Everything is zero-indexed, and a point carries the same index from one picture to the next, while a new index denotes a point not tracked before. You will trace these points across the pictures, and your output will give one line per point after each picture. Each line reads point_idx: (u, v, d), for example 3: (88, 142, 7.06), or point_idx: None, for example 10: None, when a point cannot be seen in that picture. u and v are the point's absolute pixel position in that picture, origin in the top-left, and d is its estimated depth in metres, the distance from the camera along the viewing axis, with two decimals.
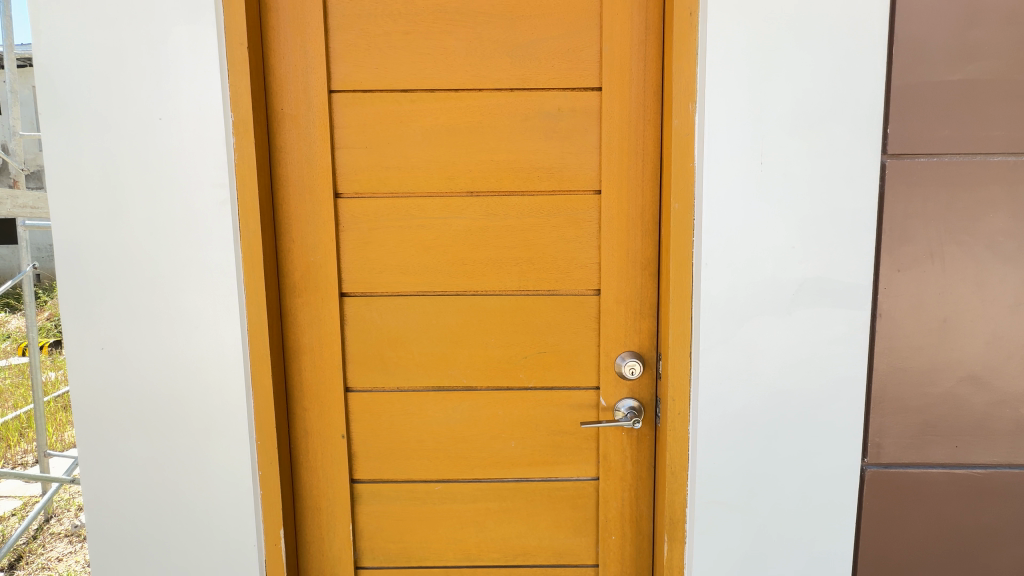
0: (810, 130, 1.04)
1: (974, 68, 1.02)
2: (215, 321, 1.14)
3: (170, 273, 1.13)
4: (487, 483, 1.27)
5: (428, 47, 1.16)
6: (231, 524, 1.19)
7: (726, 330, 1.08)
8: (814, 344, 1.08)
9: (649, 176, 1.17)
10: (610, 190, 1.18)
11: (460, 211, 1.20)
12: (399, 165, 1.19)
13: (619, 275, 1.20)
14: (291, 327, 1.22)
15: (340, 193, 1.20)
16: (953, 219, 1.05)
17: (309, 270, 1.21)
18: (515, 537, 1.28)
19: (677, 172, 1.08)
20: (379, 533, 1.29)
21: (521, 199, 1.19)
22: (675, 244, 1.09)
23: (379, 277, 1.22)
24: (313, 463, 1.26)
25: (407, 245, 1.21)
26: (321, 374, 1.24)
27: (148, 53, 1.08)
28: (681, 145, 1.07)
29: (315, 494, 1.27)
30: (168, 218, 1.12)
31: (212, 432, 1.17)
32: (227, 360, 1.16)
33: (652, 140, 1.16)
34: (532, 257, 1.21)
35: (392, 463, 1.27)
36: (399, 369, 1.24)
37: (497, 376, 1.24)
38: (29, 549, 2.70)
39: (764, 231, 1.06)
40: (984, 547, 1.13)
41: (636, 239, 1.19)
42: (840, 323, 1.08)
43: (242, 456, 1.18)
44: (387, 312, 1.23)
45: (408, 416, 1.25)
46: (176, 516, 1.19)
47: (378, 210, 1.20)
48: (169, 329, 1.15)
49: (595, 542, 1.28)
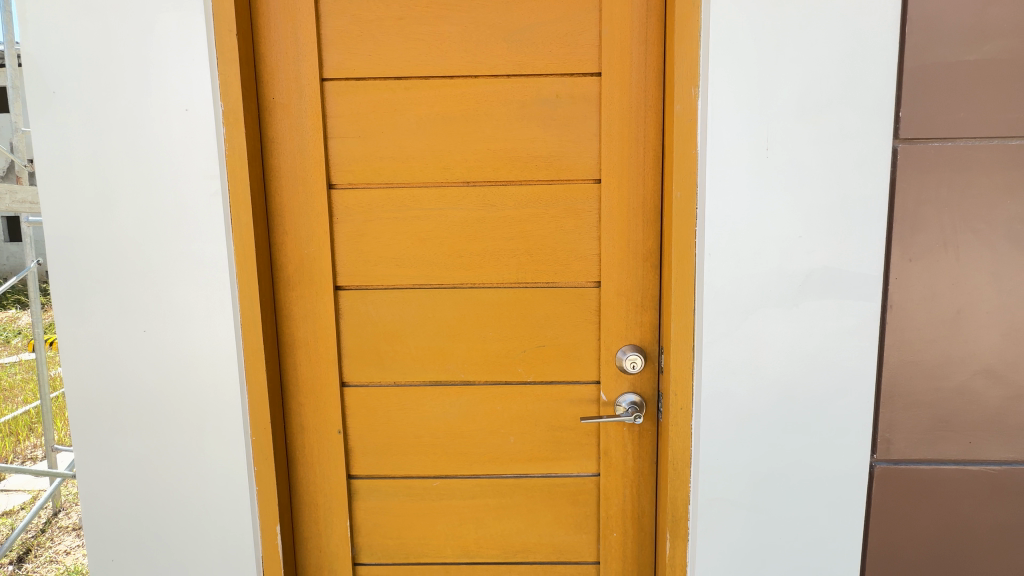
0: (817, 115, 1.00)
1: (992, 47, 0.98)
2: (208, 315, 1.13)
3: (163, 267, 1.11)
4: (486, 479, 1.24)
5: (422, 33, 1.13)
6: (227, 520, 1.18)
7: (730, 323, 1.05)
8: (821, 337, 1.05)
9: (650, 165, 1.13)
10: (610, 179, 1.14)
11: (456, 201, 1.17)
12: (394, 155, 1.16)
13: (619, 266, 1.17)
14: (286, 321, 1.20)
15: (334, 184, 1.18)
16: (969, 206, 1.01)
17: (303, 262, 1.18)
18: (515, 534, 1.26)
19: (679, 158, 1.04)
20: (377, 530, 1.27)
21: (518, 189, 1.16)
22: (677, 234, 1.06)
23: (374, 270, 1.20)
24: (310, 458, 1.24)
25: (403, 237, 1.19)
26: (317, 369, 1.22)
27: (136, 43, 1.05)
28: (683, 131, 1.04)
29: (312, 490, 1.25)
30: (159, 211, 1.10)
31: (207, 428, 1.16)
32: (221, 355, 1.14)
33: (654, 127, 1.12)
34: (530, 248, 1.18)
35: (390, 459, 1.25)
36: (396, 363, 1.22)
37: (495, 371, 1.21)
38: (38, 542, 2.73)
39: (770, 221, 1.02)
40: (999, 546, 1.09)
41: (636, 229, 1.16)
42: (848, 316, 1.04)
43: (236, 453, 1.16)
44: (382, 306, 1.21)
45: (406, 411, 1.23)
46: (172, 512, 1.18)
47: (372, 201, 1.17)
48: (164, 324, 1.13)
49: (597, 539, 1.26)
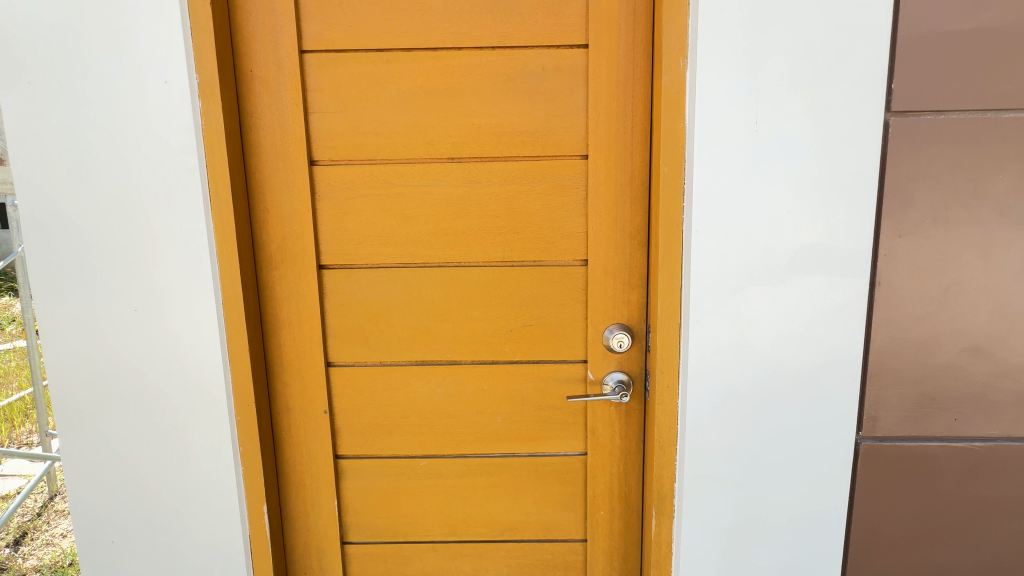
0: (808, 87, 0.97)
1: (987, 16, 0.95)
2: (189, 295, 1.11)
3: (141, 245, 1.09)
4: (473, 458, 1.24)
5: (403, 3, 1.09)
6: (213, 500, 1.18)
7: (717, 300, 1.04)
8: (808, 315, 1.04)
9: (638, 140, 1.11)
10: (597, 155, 1.12)
11: (441, 178, 1.15)
12: (376, 130, 1.14)
13: (606, 244, 1.15)
14: (269, 301, 1.19)
15: (315, 160, 1.15)
16: (960, 181, 0.99)
17: (285, 241, 1.16)
18: (502, 513, 1.27)
19: (667, 133, 1.02)
20: (365, 509, 1.27)
21: (504, 165, 1.14)
22: (665, 211, 1.04)
23: (358, 249, 1.18)
24: (296, 439, 1.24)
25: (387, 214, 1.16)
26: (301, 349, 1.21)
27: (107, 12, 1.01)
28: (671, 105, 1.01)
29: (299, 470, 1.25)
30: (136, 189, 1.07)
31: (190, 408, 1.15)
32: (203, 335, 1.12)
33: (642, 101, 1.10)
34: (516, 226, 1.16)
35: (376, 438, 1.24)
36: (381, 343, 1.21)
37: (481, 350, 1.20)
38: (35, 526, 2.74)
39: (759, 196, 1.00)
40: (980, 521, 1.10)
41: (623, 206, 1.14)
42: (836, 293, 1.03)
43: (221, 433, 1.16)
44: (367, 286, 1.19)
45: (392, 391, 1.22)
46: (158, 493, 1.18)
47: (355, 178, 1.15)
48: (144, 304, 1.11)
49: (584, 517, 1.26)
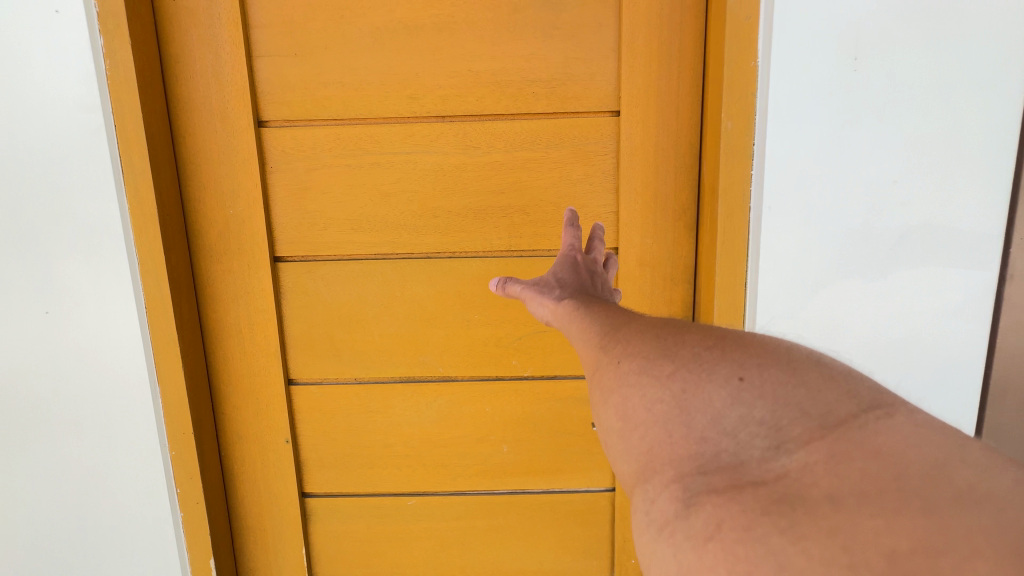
0: (930, 7, 0.71)
1: None
2: (102, 297, 0.86)
3: (36, 233, 0.83)
4: (474, 497, 1.00)
5: None
6: (147, 552, 0.94)
7: (790, 299, 0.80)
8: (914, 319, 0.79)
9: (686, 91, 0.84)
10: (633, 110, 0.85)
11: (429, 144, 0.89)
12: (343, 80, 0.87)
13: (643, 228, 0.89)
14: (211, 303, 0.93)
15: (265, 121, 0.88)
16: None
17: (229, 226, 0.90)
18: (510, 561, 1.03)
19: (732, 74, 0.75)
20: (341, 558, 1.03)
21: (510, 126, 0.88)
22: (726, 182, 0.78)
23: (323, 236, 0.92)
24: (252, 474, 0.99)
25: (359, 191, 0.90)
26: (254, 364, 0.95)
27: None
28: (739, 36, 0.74)
29: (256, 511, 1.01)
30: (24, 157, 0.81)
31: (112, 439, 0.90)
32: (124, 348, 0.87)
33: (692, 38, 0.83)
34: (526, 205, 0.90)
35: (352, 473, 1.00)
36: (355, 356, 0.96)
37: (482, 364, 0.95)
38: None
39: (855, 161, 0.75)
40: None
41: (664, 179, 0.87)
42: (953, 290, 0.78)
43: (154, 470, 0.91)
44: (336, 283, 0.93)
45: (370, 415, 0.97)
46: (77, 545, 0.94)
47: (317, 144, 0.89)
48: (45, 309, 0.86)
49: (610, 565, 1.02)
